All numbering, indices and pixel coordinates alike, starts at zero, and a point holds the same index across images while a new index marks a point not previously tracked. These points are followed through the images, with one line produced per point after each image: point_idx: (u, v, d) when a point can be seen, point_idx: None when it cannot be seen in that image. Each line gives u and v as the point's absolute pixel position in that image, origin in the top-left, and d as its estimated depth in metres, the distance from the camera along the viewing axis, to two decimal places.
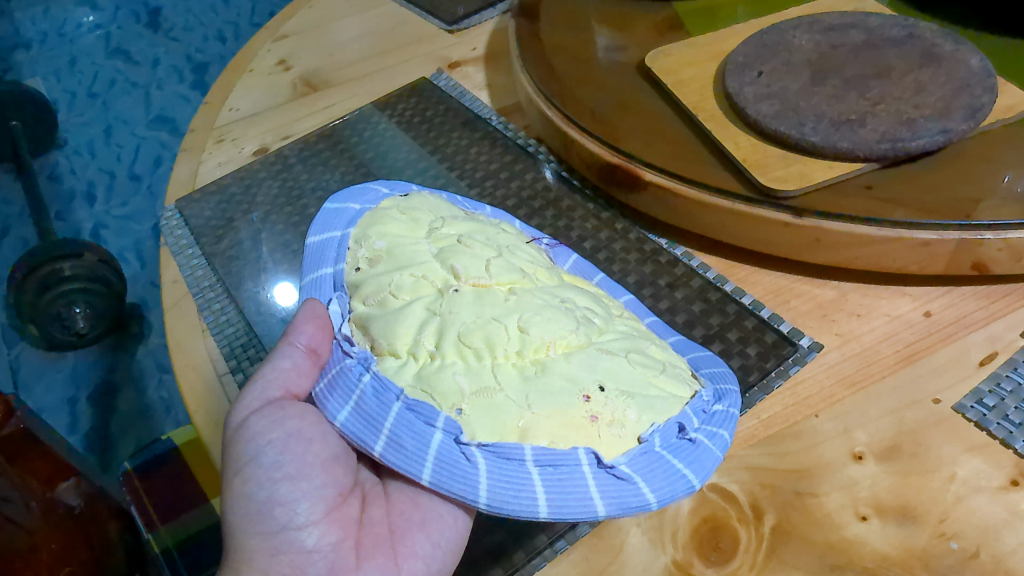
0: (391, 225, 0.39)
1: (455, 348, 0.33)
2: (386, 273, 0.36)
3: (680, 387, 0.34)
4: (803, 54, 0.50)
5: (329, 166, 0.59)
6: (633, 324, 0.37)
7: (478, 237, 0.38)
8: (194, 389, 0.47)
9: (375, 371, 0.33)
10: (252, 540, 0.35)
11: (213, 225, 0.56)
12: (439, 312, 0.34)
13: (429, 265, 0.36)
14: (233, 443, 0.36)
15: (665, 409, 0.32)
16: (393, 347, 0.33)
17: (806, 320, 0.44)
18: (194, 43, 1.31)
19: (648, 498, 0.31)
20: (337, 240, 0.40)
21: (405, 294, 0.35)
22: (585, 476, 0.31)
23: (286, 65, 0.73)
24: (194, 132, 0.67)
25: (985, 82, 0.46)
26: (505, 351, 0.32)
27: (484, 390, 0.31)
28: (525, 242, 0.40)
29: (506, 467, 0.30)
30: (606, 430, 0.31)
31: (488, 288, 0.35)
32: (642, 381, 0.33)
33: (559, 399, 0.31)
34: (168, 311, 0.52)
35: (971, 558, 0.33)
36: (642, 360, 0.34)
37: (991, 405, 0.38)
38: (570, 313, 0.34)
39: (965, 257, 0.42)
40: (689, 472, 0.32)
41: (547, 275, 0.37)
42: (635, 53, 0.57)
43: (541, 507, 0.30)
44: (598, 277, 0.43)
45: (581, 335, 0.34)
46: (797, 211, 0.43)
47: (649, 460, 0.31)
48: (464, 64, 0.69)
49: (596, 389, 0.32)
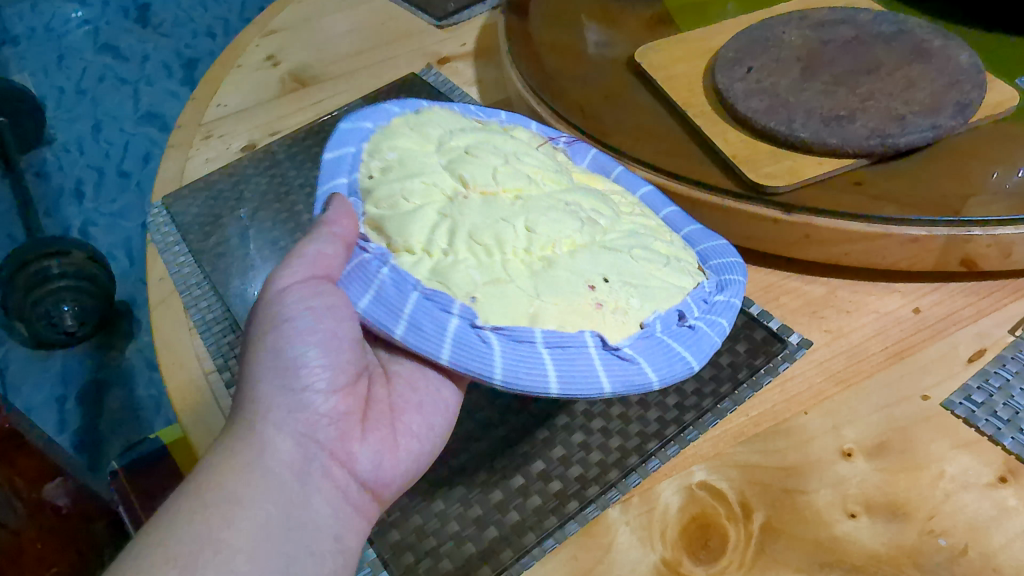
0: (402, 139, 0.41)
1: (467, 246, 0.35)
2: (398, 180, 0.38)
3: (682, 278, 0.37)
4: (793, 51, 0.50)
5: (318, 163, 0.59)
6: (640, 220, 0.40)
7: (487, 146, 0.41)
8: (182, 389, 0.46)
9: (395, 266, 0.34)
10: (274, 389, 0.34)
11: (201, 221, 0.56)
12: (450, 214, 0.36)
13: (438, 175, 0.38)
14: (269, 305, 0.36)
15: (665, 299, 0.35)
16: (409, 244, 0.35)
17: (796, 317, 0.44)
18: (183, 39, 1.29)
19: (650, 377, 0.33)
20: (361, 132, 0.41)
21: (416, 199, 0.37)
22: (592, 356, 0.32)
23: (275, 61, 0.72)
24: (181, 128, 0.66)
25: (974, 79, 0.46)
26: (514, 248, 0.35)
27: (495, 281, 0.34)
28: (535, 147, 0.43)
29: (519, 346, 0.32)
30: (610, 316, 0.34)
31: (495, 195, 0.38)
32: (640, 272, 0.36)
33: (566, 289, 0.34)
34: (154, 309, 0.51)
35: (960, 555, 0.33)
36: (644, 256, 0.37)
37: (980, 401, 0.38)
38: (575, 215, 0.38)
39: (954, 254, 0.42)
40: (689, 355, 0.34)
41: (555, 179, 0.40)
42: (624, 49, 0.57)
43: (551, 382, 0.31)
44: (634, 196, 0.44)
45: (585, 235, 0.37)
46: (787, 208, 0.43)
47: (650, 343, 0.34)
48: (453, 60, 0.69)
49: (601, 281, 0.35)
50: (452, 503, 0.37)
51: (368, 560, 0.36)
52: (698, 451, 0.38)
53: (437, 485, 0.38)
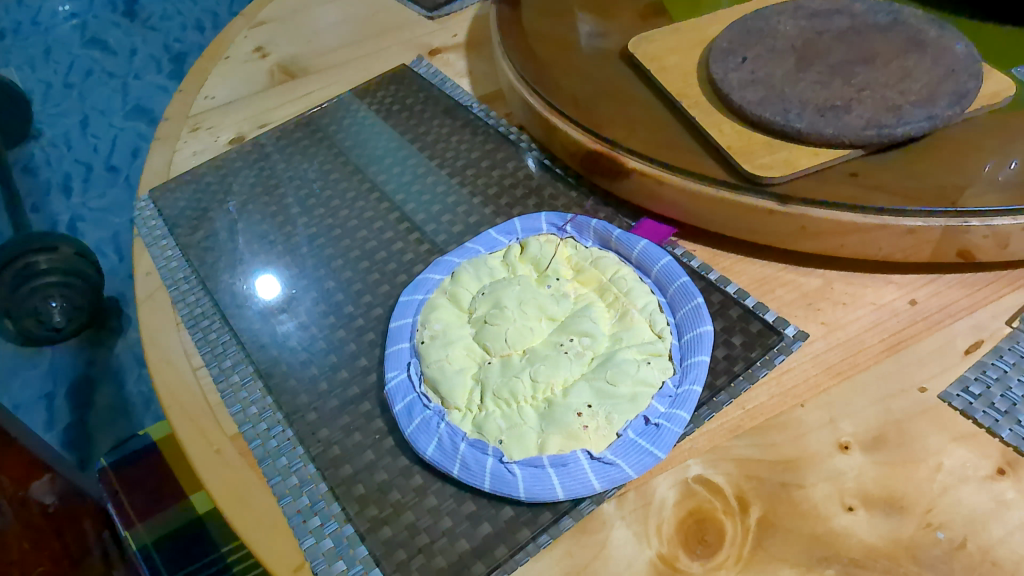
0: (444, 309, 0.42)
1: (493, 401, 0.37)
2: (438, 351, 0.40)
3: (653, 373, 0.38)
4: (788, 41, 0.49)
5: (307, 156, 0.58)
6: (626, 301, 0.41)
7: (511, 296, 0.42)
8: (168, 385, 0.45)
9: (448, 420, 0.37)
10: None
11: (188, 215, 0.55)
12: (480, 379, 0.38)
13: (469, 341, 0.40)
14: None
15: (636, 405, 0.37)
16: (455, 401, 0.38)
17: (791, 309, 0.43)
18: (172, 32, 1.27)
19: (626, 470, 0.35)
20: (416, 304, 0.44)
21: (456, 362, 0.39)
22: (583, 466, 0.35)
23: (263, 52, 0.71)
24: (168, 120, 0.65)
25: (970, 68, 0.45)
26: (524, 397, 0.37)
27: (514, 425, 0.36)
28: (545, 260, 0.45)
29: (534, 471, 0.35)
30: (594, 433, 0.36)
31: (508, 357, 0.39)
32: (629, 375, 0.37)
33: (559, 419, 0.36)
34: (141, 303, 0.50)
35: (958, 548, 0.32)
36: (630, 352, 0.39)
37: (977, 393, 0.37)
38: (570, 354, 0.39)
39: (950, 245, 0.42)
40: (654, 448, 0.36)
41: (567, 308, 0.42)
42: (617, 40, 0.56)
43: (559, 492, 0.35)
44: (615, 234, 0.45)
45: (577, 371, 0.38)
46: (782, 199, 0.43)
47: (622, 446, 0.36)
48: (444, 51, 0.68)
49: (586, 407, 0.36)
50: (445, 498, 0.36)
51: (360, 557, 0.35)
52: (694, 445, 0.38)
53: (429, 480, 0.37)
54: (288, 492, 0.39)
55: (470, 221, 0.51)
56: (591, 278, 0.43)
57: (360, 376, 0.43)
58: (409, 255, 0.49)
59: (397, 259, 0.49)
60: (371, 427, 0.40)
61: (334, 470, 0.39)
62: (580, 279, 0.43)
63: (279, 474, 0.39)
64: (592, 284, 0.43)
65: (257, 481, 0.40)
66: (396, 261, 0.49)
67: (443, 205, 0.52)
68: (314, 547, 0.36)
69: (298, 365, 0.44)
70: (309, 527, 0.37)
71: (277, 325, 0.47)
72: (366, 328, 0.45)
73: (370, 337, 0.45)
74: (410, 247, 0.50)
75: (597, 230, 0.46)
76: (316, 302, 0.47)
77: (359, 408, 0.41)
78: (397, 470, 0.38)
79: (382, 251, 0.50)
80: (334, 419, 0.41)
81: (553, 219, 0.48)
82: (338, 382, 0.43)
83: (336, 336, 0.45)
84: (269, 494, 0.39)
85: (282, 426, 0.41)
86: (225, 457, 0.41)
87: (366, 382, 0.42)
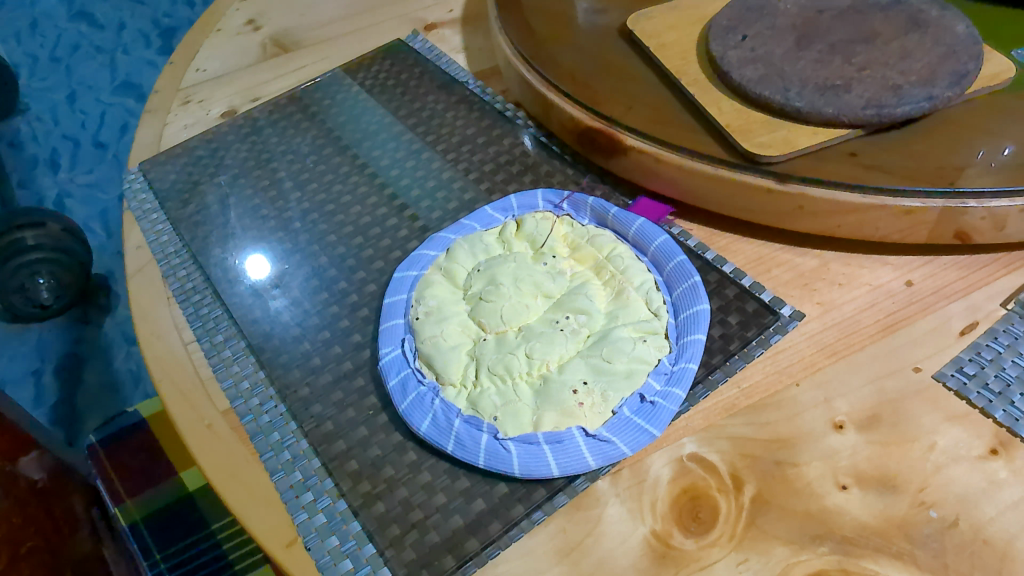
0: (440, 286, 0.42)
1: (488, 377, 0.37)
2: (433, 326, 0.40)
3: (649, 351, 0.37)
4: (789, 18, 0.48)
5: (300, 130, 0.58)
6: (623, 280, 0.41)
7: (507, 272, 0.42)
8: (159, 359, 0.45)
9: (443, 397, 0.37)
10: None
11: (179, 189, 0.54)
12: (476, 355, 0.38)
13: (464, 318, 0.40)
14: None
15: (631, 382, 0.36)
16: (450, 377, 0.37)
17: (788, 289, 0.43)
18: (161, 8, 1.29)
19: (621, 447, 0.35)
20: (411, 280, 0.43)
21: (451, 338, 0.39)
22: (578, 443, 0.35)
23: (255, 25, 0.70)
24: (159, 93, 0.64)
25: (971, 49, 0.45)
26: (519, 373, 0.37)
27: (510, 401, 0.36)
28: (540, 241, 0.44)
29: (528, 448, 0.35)
30: (589, 410, 0.35)
31: (504, 334, 0.39)
32: (625, 352, 0.37)
33: (554, 395, 0.36)
34: (131, 277, 0.50)
35: (951, 527, 0.33)
36: (627, 331, 0.38)
37: (972, 374, 0.38)
38: (564, 332, 0.39)
39: (947, 226, 0.42)
40: (649, 426, 0.36)
41: (562, 286, 0.41)
42: (615, 16, 0.56)
43: (553, 468, 0.35)
44: (613, 211, 0.45)
45: (572, 348, 0.38)
46: (780, 178, 0.42)
47: (617, 424, 0.36)
48: (440, 26, 0.66)
49: (581, 385, 0.36)
50: (438, 475, 0.36)
51: (353, 533, 0.35)
52: (689, 423, 0.37)
53: (422, 456, 0.37)
54: (280, 467, 0.38)
55: (465, 198, 0.50)
56: (588, 255, 0.43)
57: (353, 351, 0.42)
58: (403, 231, 0.49)
59: (392, 235, 0.48)
60: (365, 404, 0.40)
61: (326, 446, 0.39)
62: (577, 256, 0.43)
63: (272, 449, 0.39)
64: (589, 262, 0.43)
65: (249, 456, 0.40)
66: (390, 237, 0.48)
67: (438, 181, 0.52)
68: (306, 523, 0.36)
69: (291, 341, 0.44)
70: (302, 502, 0.37)
71: (269, 301, 0.46)
72: (360, 304, 0.45)
73: (364, 313, 0.44)
74: (404, 223, 0.49)
75: (594, 208, 0.46)
76: (308, 278, 0.47)
77: (353, 383, 0.41)
78: (390, 446, 0.38)
79: (376, 227, 0.49)
80: (327, 395, 0.41)
81: (549, 196, 0.47)
82: (331, 358, 0.42)
83: (329, 312, 0.45)
84: (260, 469, 0.39)
85: (274, 402, 0.41)
86: (216, 431, 0.41)
87: (359, 358, 0.42)
